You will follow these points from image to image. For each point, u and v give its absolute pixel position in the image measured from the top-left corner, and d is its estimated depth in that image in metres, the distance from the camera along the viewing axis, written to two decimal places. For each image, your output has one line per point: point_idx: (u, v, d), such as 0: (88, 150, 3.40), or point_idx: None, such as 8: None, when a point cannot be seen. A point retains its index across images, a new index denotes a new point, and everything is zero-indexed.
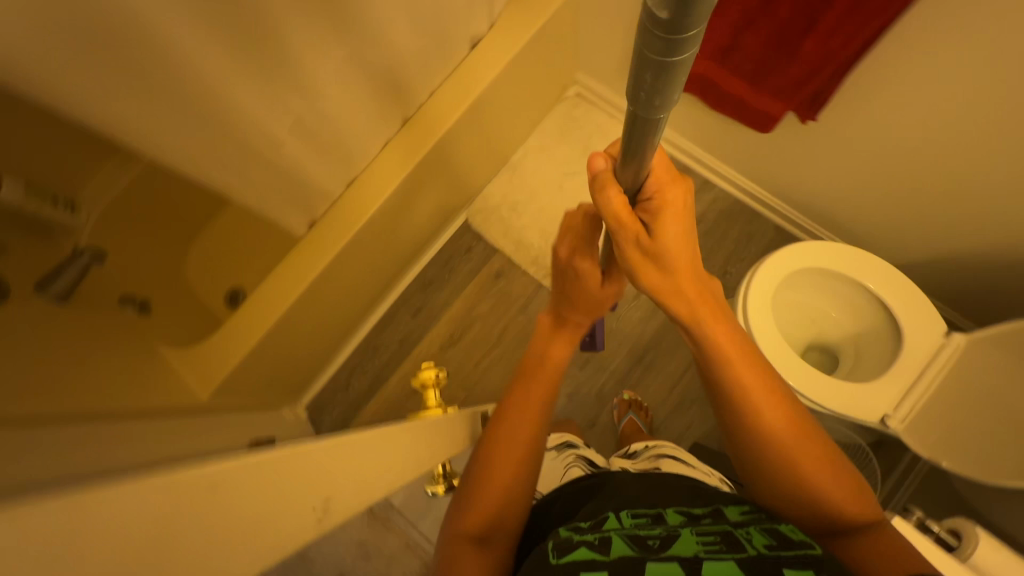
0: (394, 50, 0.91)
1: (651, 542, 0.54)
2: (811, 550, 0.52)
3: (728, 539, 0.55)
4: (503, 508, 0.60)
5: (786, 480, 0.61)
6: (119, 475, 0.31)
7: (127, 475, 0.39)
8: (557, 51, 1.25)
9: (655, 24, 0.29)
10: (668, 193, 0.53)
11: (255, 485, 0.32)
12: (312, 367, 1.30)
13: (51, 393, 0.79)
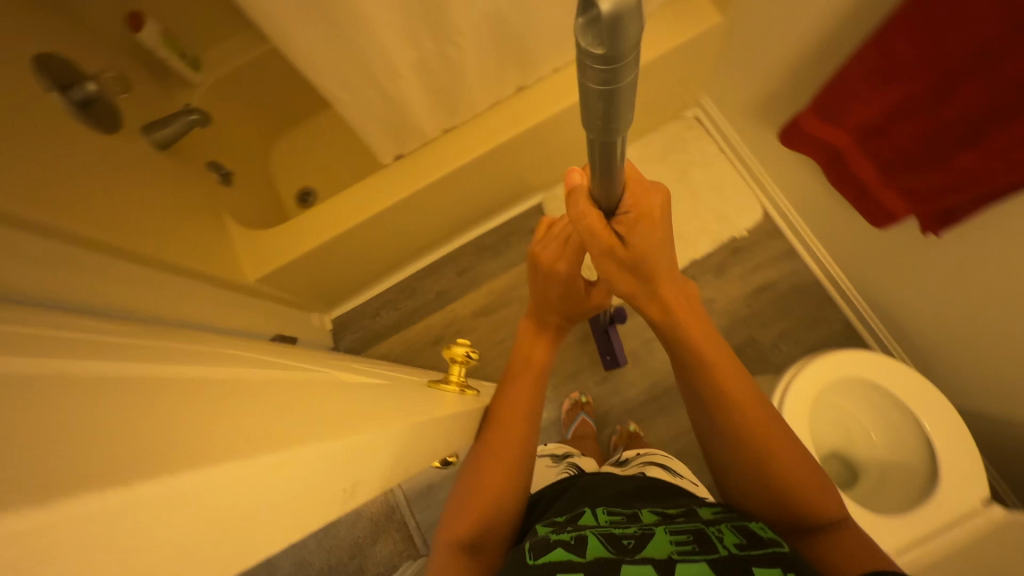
0: (535, 19, 0.89)
1: (625, 542, 0.52)
2: (779, 549, 0.51)
3: (700, 536, 0.53)
4: (497, 514, 0.59)
5: (751, 472, 0.60)
6: (133, 401, 0.32)
7: (172, 364, 0.40)
8: (691, 70, 1.19)
9: (592, 58, 0.28)
10: (642, 206, 0.51)
11: (232, 445, 0.31)
12: (351, 287, 1.35)
13: (138, 221, 0.86)
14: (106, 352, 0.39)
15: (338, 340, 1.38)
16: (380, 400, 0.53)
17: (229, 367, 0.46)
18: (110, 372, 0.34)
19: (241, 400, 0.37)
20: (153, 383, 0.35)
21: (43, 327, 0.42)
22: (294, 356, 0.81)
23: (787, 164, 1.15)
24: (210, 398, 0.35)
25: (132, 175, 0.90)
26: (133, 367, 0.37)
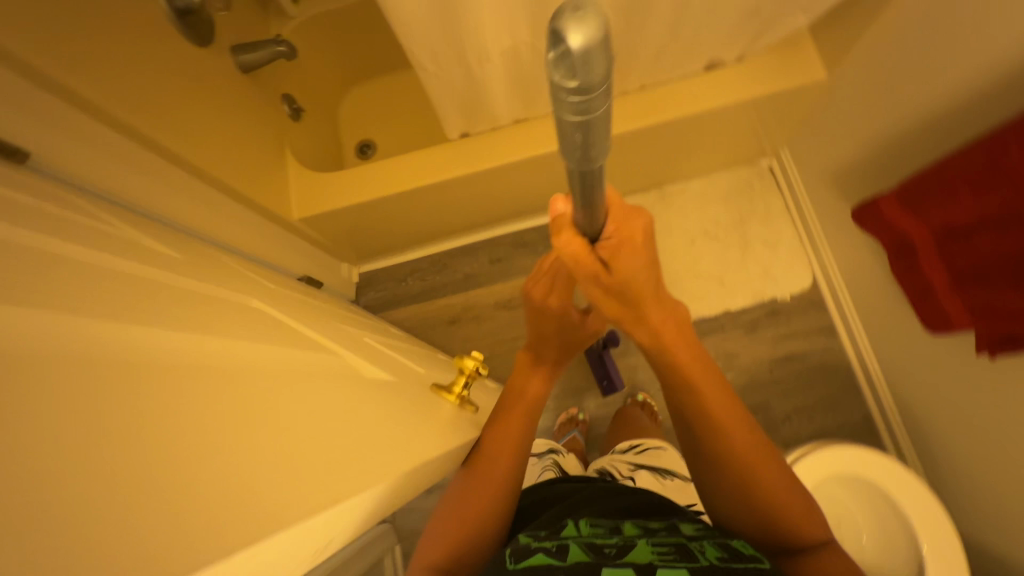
0: (638, 36, 0.87)
1: (608, 549, 0.53)
2: (759, 563, 0.52)
3: (682, 547, 0.54)
4: (475, 539, 0.61)
5: (739, 497, 0.60)
6: (161, 353, 0.34)
7: (191, 335, 0.38)
8: (782, 120, 1.14)
9: (564, 91, 0.27)
10: (623, 230, 0.46)
11: (204, 412, 0.33)
12: (386, 247, 1.36)
13: (208, 141, 0.88)
14: (142, 284, 0.39)
15: (360, 295, 1.40)
16: (381, 420, 0.51)
17: (247, 333, 0.45)
18: (122, 340, 0.32)
19: (227, 447, 0.33)
20: (153, 382, 0.31)
21: (92, 234, 0.42)
22: (316, 305, 0.82)
23: (854, 242, 1.09)
24: (195, 440, 0.31)
25: (209, 92, 0.91)
26: (148, 339, 0.34)
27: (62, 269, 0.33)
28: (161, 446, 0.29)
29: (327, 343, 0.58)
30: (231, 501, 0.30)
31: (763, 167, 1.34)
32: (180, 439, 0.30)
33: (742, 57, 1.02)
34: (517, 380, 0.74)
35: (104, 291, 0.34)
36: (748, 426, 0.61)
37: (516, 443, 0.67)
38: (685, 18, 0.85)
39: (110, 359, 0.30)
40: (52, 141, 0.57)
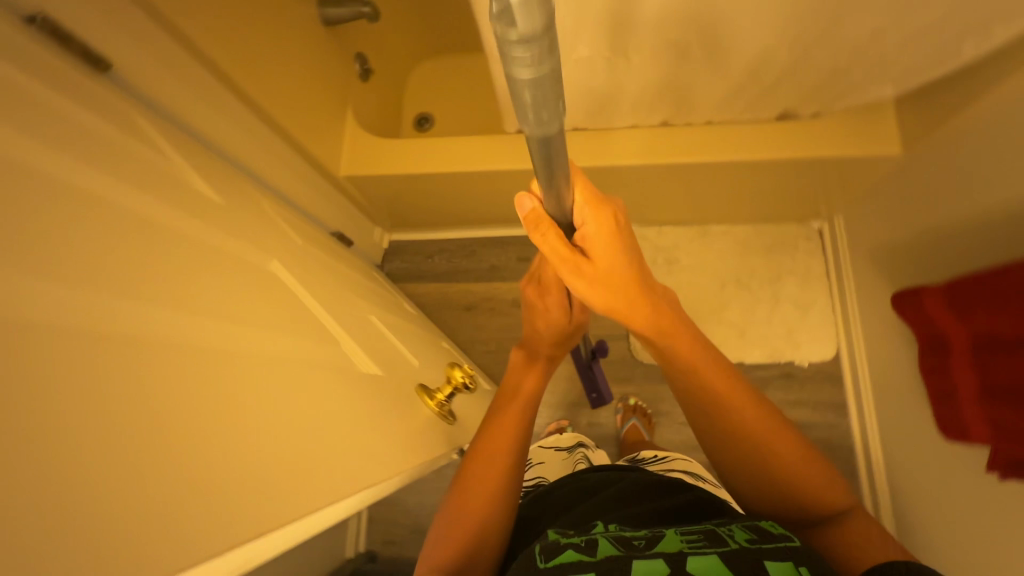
0: (715, 71, 0.86)
1: (637, 542, 0.45)
2: (789, 542, 0.44)
3: (712, 535, 0.46)
4: (487, 532, 0.57)
5: (765, 482, 0.55)
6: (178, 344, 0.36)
7: (199, 312, 0.40)
8: (844, 186, 1.10)
9: (507, 43, 0.27)
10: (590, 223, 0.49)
11: (209, 415, 0.35)
12: (421, 221, 1.37)
13: (276, 84, 0.90)
14: (165, 240, 0.40)
15: (385, 262, 1.42)
16: (364, 414, 0.52)
17: (254, 303, 0.46)
18: (125, 311, 0.33)
19: (206, 434, 0.35)
20: (148, 362, 0.33)
21: (134, 166, 0.44)
22: (339, 266, 0.83)
23: (888, 327, 1.05)
24: (173, 428, 0.32)
25: (288, 38, 0.93)
26: (154, 313, 0.35)
27: (88, 220, 0.34)
28: (138, 431, 0.30)
29: (334, 316, 0.58)
30: (192, 499, 0.31)
31: (812, 229, 1.30)
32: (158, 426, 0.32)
33: (818, 113, 0.99)
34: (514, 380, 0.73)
35: (120, 249, 0.36)
36: (758, 398, 0.57)
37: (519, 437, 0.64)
38: (768, 64, 0.83)
39: (112, 335, 0.32)
40: (136, 55, 0.60)
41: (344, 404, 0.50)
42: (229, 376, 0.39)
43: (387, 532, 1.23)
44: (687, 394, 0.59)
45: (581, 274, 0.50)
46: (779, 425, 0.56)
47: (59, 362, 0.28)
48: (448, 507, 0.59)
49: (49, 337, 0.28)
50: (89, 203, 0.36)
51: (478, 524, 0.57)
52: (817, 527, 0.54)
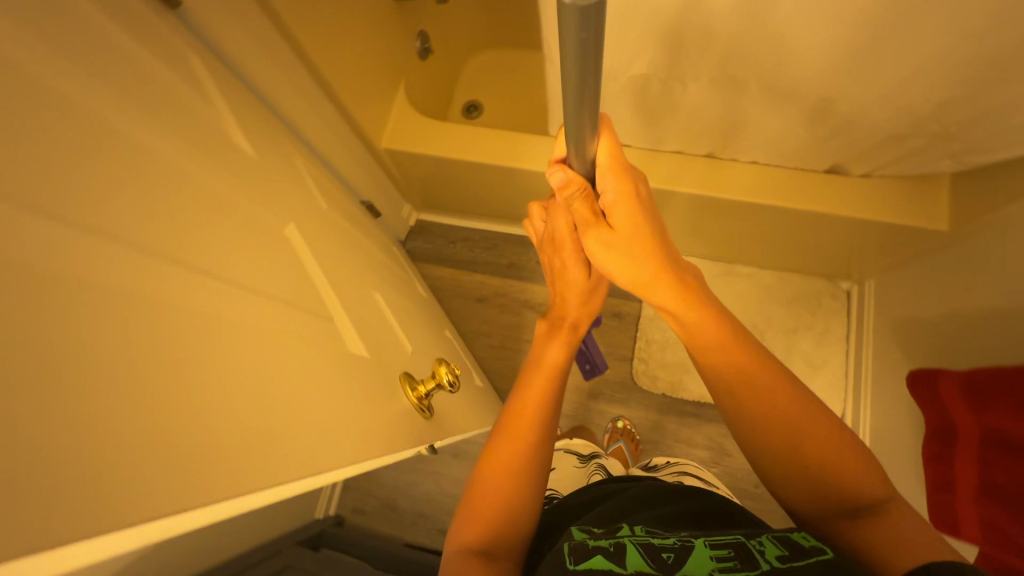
0: (771, 113, 0.84)
1: (666, 555, 0.41)
2: (822, 555, 0.41)
3: (741, 549, 0.42)
4: (511, 512, 0.51)
5: (806, 485, 0.47)
6: (197, 311, 0.38)
7: (207, 274, 0.40)
8: (883, 253, 1.06)
9: None
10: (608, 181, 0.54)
11: (219, 385, 0.37)
12: (449, 206, 1.38)
13: (336, 49, 0.92)
14: (188, 192, 0.42)
15: (409, 239, 1.44)
16: (360, 394, 0.52)
17: (264, 271, 0.47)
18: (134, 259, 0.34)
19: (197, 394, 0.35)
20: (149, 316, 0.34)
21: (176, 112, 0.46)
22: (358, 236, 0.85)
23: (899, 405, 1.02)
24: (164, 383, 0.33)
25: (355, 6, 0.95)
26: (181, 278, 0.38)
27: (113, 166, 0.36)
28: (128, 381, 0.30)
29: (343, 287, 0.60)
30: (172, 457, 0.31)
31: (841, 288, 1.26)
32: (149, 379, 0.32)
33: (869, 172, 0.96)
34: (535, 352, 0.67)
35: (140, 198, 0.37)
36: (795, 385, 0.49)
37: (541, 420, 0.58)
38: (825, 116, 0.81)
39: (134, 290, 0.33)
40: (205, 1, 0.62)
41: (339, 380, 0.50)
42: (227, 341, 0.39)
43: (360, 500, 1.26)
44: (721, 385, 0.52)
45: (604, 241, 0.55)
46: (824, 414, 0.48)
47: (58, 302, 0.28)
48: (466, 501, 0.53)
49: (54, 277, 0.29)
50: (120, 146, 0.37)
51: (504, 517, 0.51)
52: (859, 523, 0.44)
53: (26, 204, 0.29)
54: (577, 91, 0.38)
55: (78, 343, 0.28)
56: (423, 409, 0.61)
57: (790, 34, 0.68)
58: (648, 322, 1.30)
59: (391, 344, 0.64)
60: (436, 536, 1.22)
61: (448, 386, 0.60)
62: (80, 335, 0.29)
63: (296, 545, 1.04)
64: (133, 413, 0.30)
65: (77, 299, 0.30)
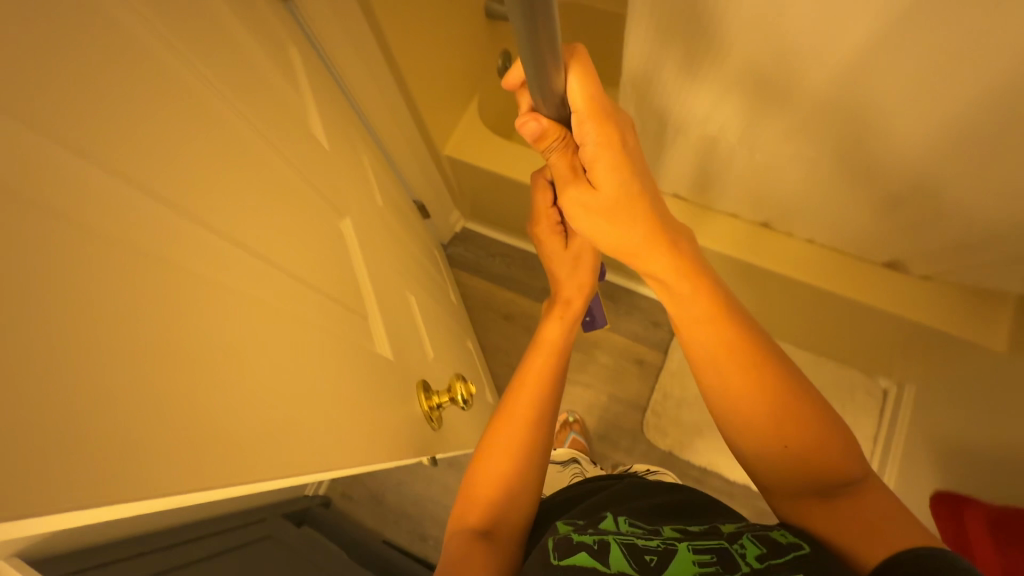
0: (837, 197, 0.82)
1: (649, 557, 0.39)
2: (800, 551, 0.40)
3: (723, 554, 0.40)
4: (506, 492, 0.51)
5: (798, 482, 0.45)
6: (214, 313, 0.36)
7: (268, 263, 0.43)
8: (930, 360, 1.01)
9: None
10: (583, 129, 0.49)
11: (223, 388, 0.35)
12: (497, 221, 1.40)
13: (423, 57, 0.96)
14: (260, 182, 0.45)
15: (450, 244, 1.46)
16: (377, 393, 0.53)
17: (317, 265, 0.50)
18: (209, 241, 0.37)
19: (244, 375, 0.37)
20: (216, 296, 0.36)
21: (258, 96, 0.49)
22: (404, 235, 0.87)
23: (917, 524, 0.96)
24: (218, 359, 0.35)
25: (447, 17, 0.99)
26: (198, 285, 0.35)
27: (201, 150, 0.39)
28: (191, 353, 0.33)
29: (380, 284, 0.61)
30: (212, 433, 0.33)
31: (879, 386, 1.20)
32: (205, 353, 0.34)
33: (930, 275, 0.93)
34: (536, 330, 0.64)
35: (218, 181, 0.40)
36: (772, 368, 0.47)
37: (541, 399, 0.56)
38: (895, 209, 0.79)
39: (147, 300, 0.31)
40: None
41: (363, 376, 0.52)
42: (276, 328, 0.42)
43: (350, 487, 1.27)
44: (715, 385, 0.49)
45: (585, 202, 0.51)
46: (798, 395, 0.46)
47: (145, 274, 0.31)
48: (464, 488, 0.52)
49: (145, 250, 0.32)
50: (208, 128, 0.40)
51: (500, 499, 0.50)
52: (835, 499, 0.43)
53: (122, 179, 0.32)
54: (530, 38, 0.34)
55: (74, 381, 0.26)
56: (432, 420, 0.62)
57: (874, 120, 0.67)
58: (670, 376, 1.28)
59: (415, 348, 0.65)
60: (415, 539, 1.22)
61: (461, 402, 0.61)
62: (85, 370, 0.27)
63: (280, 517, 1.05)
64: (189, 383, 0.32)
65: (86, 321, 0.27)
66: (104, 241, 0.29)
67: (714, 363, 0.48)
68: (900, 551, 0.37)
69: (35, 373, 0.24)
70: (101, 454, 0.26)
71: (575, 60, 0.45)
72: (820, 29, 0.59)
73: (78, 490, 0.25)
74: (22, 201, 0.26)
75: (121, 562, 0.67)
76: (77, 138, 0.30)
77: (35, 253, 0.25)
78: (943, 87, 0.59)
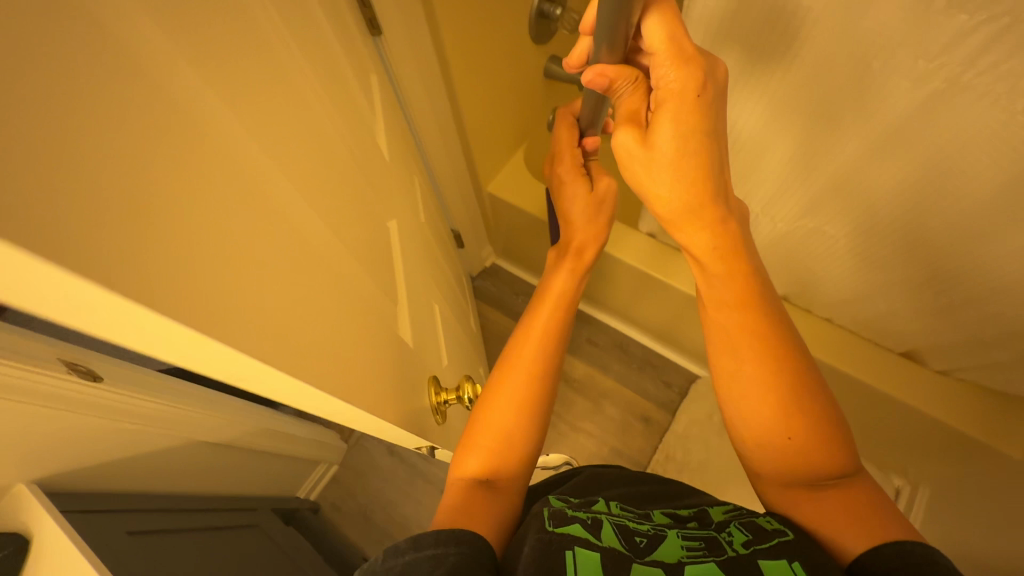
0: (853, 280, 0.85)
1: (638, 539, 0.48)
2: (784, 535, 0.47)
3: (712, 542, 0.49)
4: (513, 440, 0.53)
5: (793, 465, 0.50)
6: (244, 189, 0.33)
7: (341, 224, 0.46)
8: (943, 460, 0.99)
9: None
10: (665, 75, 0.51)
11: (248, 264, 0.32)
12: (526, 261, 1.46)
13: (482, 101, 1.06)
14: (345, 163, 0.50)
15: (478, 276, 1.53)
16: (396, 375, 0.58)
17: (372, 248, 0.53)
18: (307, 193, 0.41)
19: (324, 309, 0.40)
20: (306, 236, 0.39)
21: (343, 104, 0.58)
22: (438, 253, 0.93)
23: None
24: (307, 287, 0.38)
25: (509, 70, 1.09)
26: (237, 153, 0.33)
27: (315, 121, 0.45)
28: (288, 274, 0.36)
29: (414, 283, 0.68)
30: (306, 348, 0.36)
31: (892, 483, 1.15)
32: (298, 279, 0.37)
33: (949, 371, 0.93)
34: (544, 277, 0.67)
35: (311, 145, 0.43)
36: (779, 340, 0.53)
37: (552, 348, 0.58)
38: (913, 299, 0.80)
39: (192, 138, 0.29)
40: (395, 30, 0.76)
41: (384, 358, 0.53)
42: (344, 279, 0.45)
43: (340, 497, 1.27)
44: (730, 364, 0.54)
45: (641, 147, 0.52)
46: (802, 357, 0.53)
47: (264, 194, 0.35)
48: (466, 433, 0.55)
49: (268, 178, 0.36)
50: (319, 107, 0.46)
51: (505, 446, 0.53)
52: (829, 489, 0.49)
53: (260, 119, 0.36)
54: None
55: (110, 154, 0.23)
56: (437, 414, 0.63)
57: (888, 217, 0.70)
58: (675, 439, 1.26)
59: (434, 349, 0.70)
60: None
61: (467, 402, 0.63)
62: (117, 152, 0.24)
63: (269, 511, 1.06)
64: (288, 298, 0.35)
65: (124, 113, 0.25)
66: (242, 161, 0.33)
67: (732, 348, 0.54)
68: (884, 543, 0.44)
69: (192, 249, 0.27)
70: (233, 330, 0.29)
71: (661, 8, 0.50)
72: (832, 124, 0.63)
73: (97, 304, 0.22)
74: (198, 111, 0.30)
75: (122, 513, 0.71)
76: (237, 79, 0.34)
77: (197, 150, 0.29)
78: (947, 198, 0.62)
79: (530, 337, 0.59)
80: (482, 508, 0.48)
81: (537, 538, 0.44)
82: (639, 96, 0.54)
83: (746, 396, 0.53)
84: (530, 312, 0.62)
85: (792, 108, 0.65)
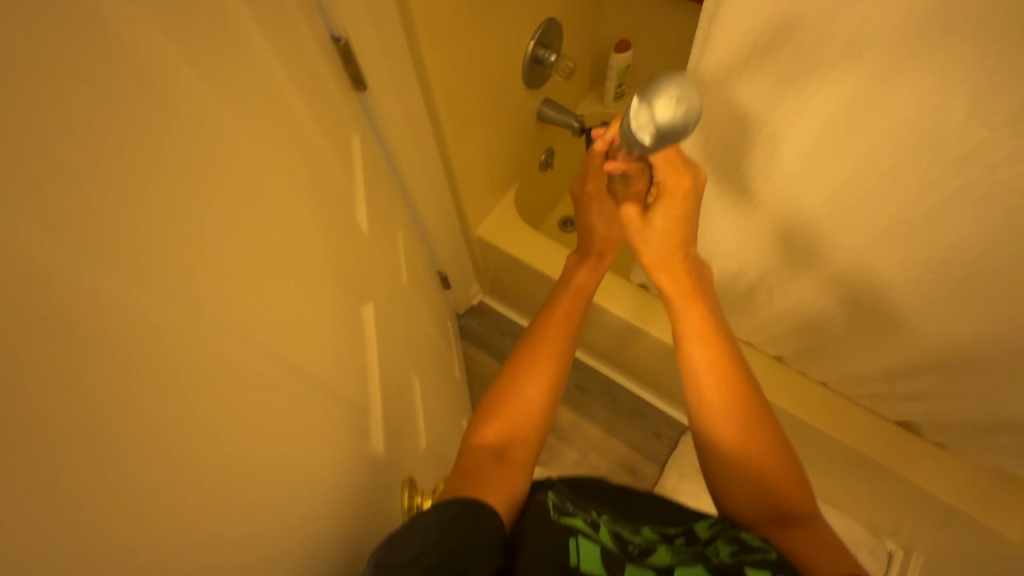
0: (850, 355, 0.82)
1: (631, 547, 0.51)
2: (766, 552, 0.50)
3: (699, 555, 0.52)
4: (531, 423, 0.68)
5: (756, 487, 0.61)
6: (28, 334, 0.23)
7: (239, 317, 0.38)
8: (941, 531, 0.96)
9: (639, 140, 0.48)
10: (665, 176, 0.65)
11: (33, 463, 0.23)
12: (513, 302, 1.42)
13: (472, 147, 1.03)
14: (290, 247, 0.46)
15: (465, 315, 1.47)
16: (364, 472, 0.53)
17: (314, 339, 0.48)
18: (153, 274, 0.31)
19: (104, 443, 0.26)
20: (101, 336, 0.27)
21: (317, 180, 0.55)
22: (420, 309, 0.89)
23: None
24: (72, 419, 0.25)
25: (502, 114, 1.06)
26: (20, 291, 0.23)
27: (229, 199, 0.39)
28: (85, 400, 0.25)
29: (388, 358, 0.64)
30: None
31: (884, 547, 1.12)
32: (118, 401, 0.27)
33: (943, 443, 0.90)
34: (566, 280, 0.84)
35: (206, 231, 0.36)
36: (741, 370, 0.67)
37: (564, 343, 0.75)
38: (911, 374, 0.77)
39: None
40: (381, 86, 0.73)
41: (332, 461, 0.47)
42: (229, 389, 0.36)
43: None
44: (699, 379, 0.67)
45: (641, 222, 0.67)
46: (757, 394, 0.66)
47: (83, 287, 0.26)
48: (490, 416, 0.68)
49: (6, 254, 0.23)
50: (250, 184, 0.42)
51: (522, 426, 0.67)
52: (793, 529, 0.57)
53: (120, 186, 0.29)
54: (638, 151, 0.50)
55: None
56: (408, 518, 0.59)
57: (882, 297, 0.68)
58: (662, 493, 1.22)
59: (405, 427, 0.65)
60: None
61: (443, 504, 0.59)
62: None
63: None
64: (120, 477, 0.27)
65: None
66: None
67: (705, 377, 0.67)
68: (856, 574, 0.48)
69: None
70: None
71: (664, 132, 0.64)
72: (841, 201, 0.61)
73: None
74: None
75: None
76: (98, 141, 0.28)
77: None
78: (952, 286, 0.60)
79: (549, 339, 0.75)
80: (493, 476, 0.60)
81: (544, 528, 0.48)
82: (643, 181, 0.69)
83: (711, 410, 0.65)
84: (550, 312, 0.79)
85: (797, 184, 0.63)
